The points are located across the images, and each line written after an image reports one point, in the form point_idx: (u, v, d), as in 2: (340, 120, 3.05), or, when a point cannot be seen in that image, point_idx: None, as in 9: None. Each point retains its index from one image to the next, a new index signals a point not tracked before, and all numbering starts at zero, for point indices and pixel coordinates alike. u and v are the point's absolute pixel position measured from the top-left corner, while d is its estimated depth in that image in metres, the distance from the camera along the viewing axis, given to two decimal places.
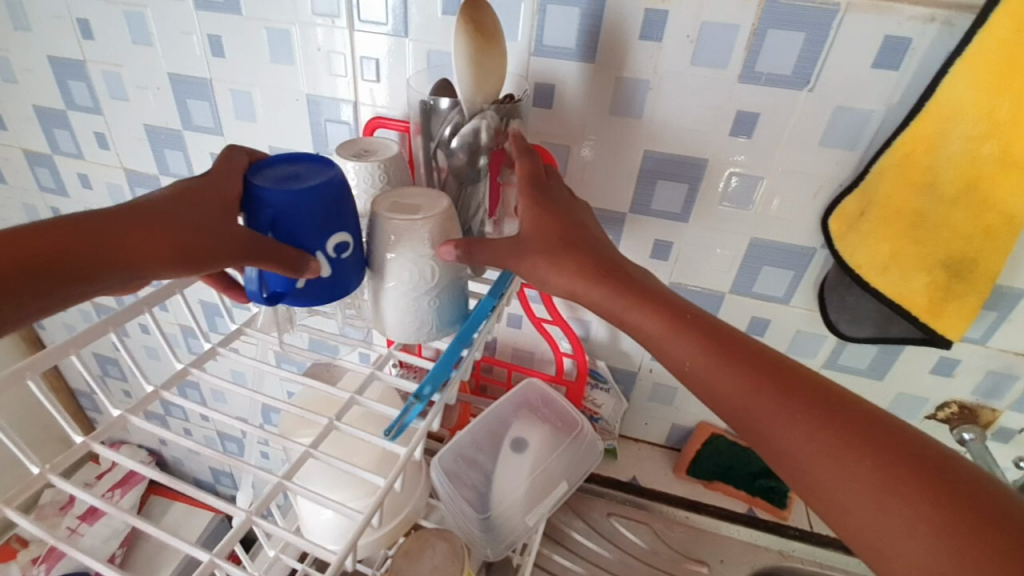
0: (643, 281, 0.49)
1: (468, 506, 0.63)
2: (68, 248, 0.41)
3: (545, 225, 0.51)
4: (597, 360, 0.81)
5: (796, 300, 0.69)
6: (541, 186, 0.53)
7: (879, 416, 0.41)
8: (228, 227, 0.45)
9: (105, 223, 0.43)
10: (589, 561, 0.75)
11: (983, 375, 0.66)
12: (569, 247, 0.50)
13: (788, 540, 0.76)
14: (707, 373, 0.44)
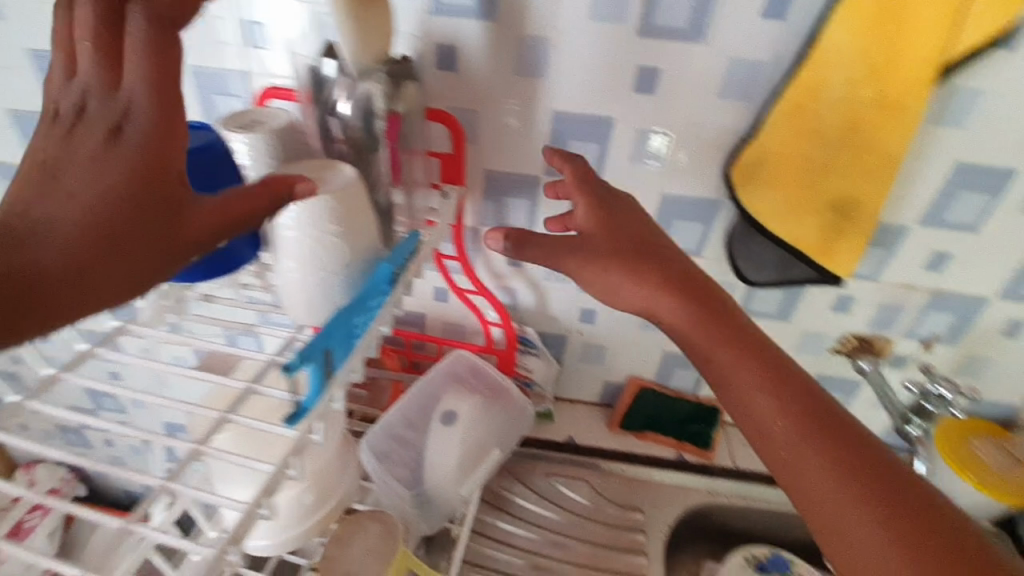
0: (720, 306, 0.52)
1: (400, 485, 0.64)
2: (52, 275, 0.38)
3: (612, 229, 0.53)
4: (525, 326, 0.81)
5: (709, 252, 0.71)
6: (602, 191, 0.55)
7: (904, 476, 0.46)
8: (198, 204, 0.41)
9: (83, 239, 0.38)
10: (531, 522, 0.77)
11: (876, 308, 0.71)
12: (645, 266, 0.52)
13: (714, 479, 0.81)
14: (738, 373, 0.50)
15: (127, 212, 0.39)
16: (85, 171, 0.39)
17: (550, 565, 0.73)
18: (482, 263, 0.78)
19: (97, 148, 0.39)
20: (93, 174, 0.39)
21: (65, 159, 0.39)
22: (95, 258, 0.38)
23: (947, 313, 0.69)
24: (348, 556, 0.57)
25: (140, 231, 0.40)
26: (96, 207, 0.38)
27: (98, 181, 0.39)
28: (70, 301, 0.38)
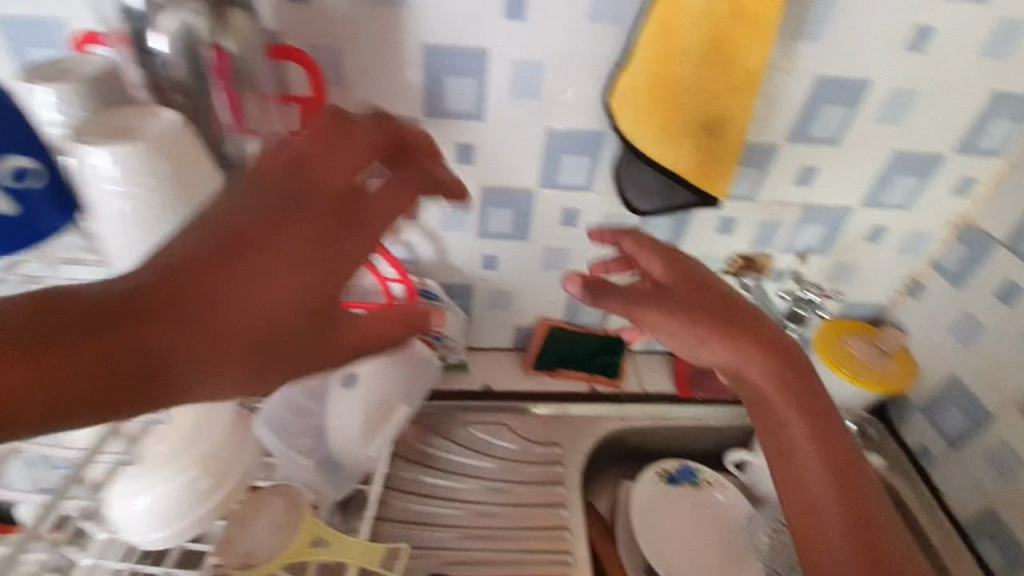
0: (785, 353, 0.57)
1: (303, 456, 0.61)
2: (177, 358, 0.37)
3: (686, 279, 0.56)
4: (427, 279, 0.79)
5: (599, 188, 0.71)
6: (689, 265, 0.57)
7: (885, 525, 0.55)
8: (353, 321, 0.45)
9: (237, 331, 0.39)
10: (459, 474, 0.78)
11: (757, 226, 0.74)
12: (735, 326, 0.55)
13: (624, 406, 0.85)
14: (797, 422, 0.56)
15: (279, 318, 0.41)
16: (280, 270, 0.41)
17: (483, 511, 0.75)
18: None
19: (272, 233, 0.42)
20: (278, 279, 0.41)
21: (256, 237, 0.42)
22: (208, 359, 0.38)
23: (817, 225, 0.74)
24: (250, 533, 0.55)
25: (253, 350, 0.40)
26: (240, 308, 0.40)
27: (283, 285, 0.41)
28: (130, 396, 0.36)
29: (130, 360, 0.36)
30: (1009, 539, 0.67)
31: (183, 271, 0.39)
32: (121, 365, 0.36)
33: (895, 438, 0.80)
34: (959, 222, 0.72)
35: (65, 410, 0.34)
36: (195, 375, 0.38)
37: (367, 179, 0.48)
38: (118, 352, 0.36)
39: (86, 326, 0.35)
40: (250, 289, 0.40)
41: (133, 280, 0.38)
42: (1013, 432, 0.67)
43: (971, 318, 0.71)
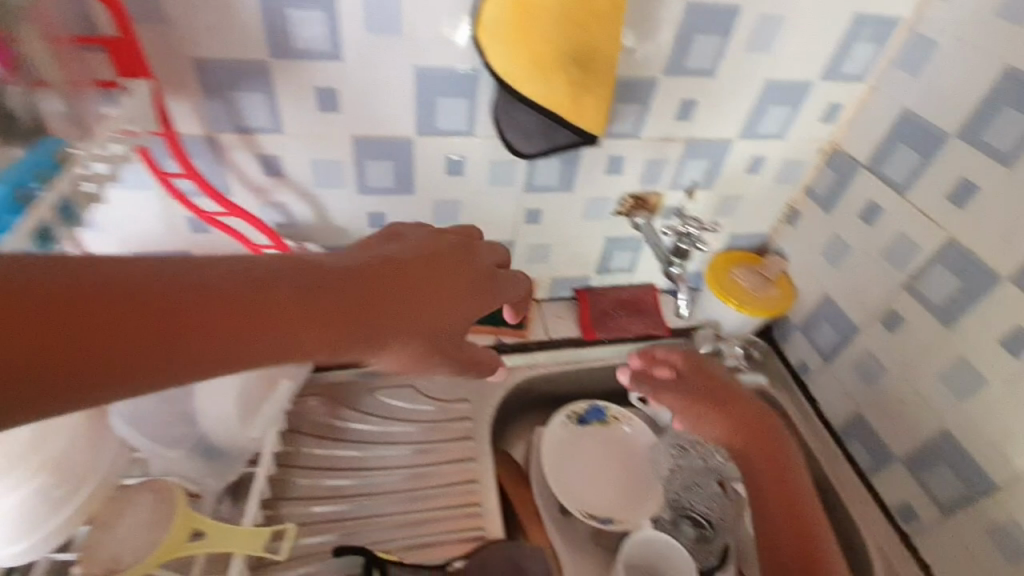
0: (774, 434, 0.66)
1: (172, 447, 0.56)
2: (252, 324, 0.32)
3: (703, 375, 0.70)
4: (309, 243, 0.72)
5: (480, 131, 0.65)
6: (717, 378, 0.70)
7: (812, 527, 0.61)
8: (446, 338, 0.41)
9: (345, 313, 0.36)
10: (366, 442, 0.75)
11: (643, 164, 0.74)
12: (722, 382, 0.68)
13: (532, 354, 0.85)
14: (756, 453, 0.65)
15: (354, 322, 0.36)
16: (409, 292, 0.39)
17: (392, 476, 0.73)
18: (233, 176, 0.65)
19: (388, 273, 0.39)
20: (405, 301, 0.39)
21: (405, 271, 0.40)
22: (321, 320, 0.34)
23: (701, 159, 0.75)
24: (114, 536, 0.50)
25: (320, 343, 0.34)
26: (292, 292, 0.34)
27: (416, 310, 0.39)
28: (254, 339, 0.32)
29: (223, 302, 0.31)
30: (871, 439, 0.72)
31: (367, 279, 0.38)
32: (214, 297, 0.31)
33: (778, 356, 0.87)
34: (828, 148, 0.75)
35: (80, 399, 0.28)
36: (244, 365, 0.32)
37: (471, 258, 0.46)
38: (161, 336, 0.29)
39: (133, 280, 0.30)
40: (314, 282, 0.35)
41: (347, 281, 0.37)
42: (872, 341, 0.71)
43: (840, 239, 0.75)
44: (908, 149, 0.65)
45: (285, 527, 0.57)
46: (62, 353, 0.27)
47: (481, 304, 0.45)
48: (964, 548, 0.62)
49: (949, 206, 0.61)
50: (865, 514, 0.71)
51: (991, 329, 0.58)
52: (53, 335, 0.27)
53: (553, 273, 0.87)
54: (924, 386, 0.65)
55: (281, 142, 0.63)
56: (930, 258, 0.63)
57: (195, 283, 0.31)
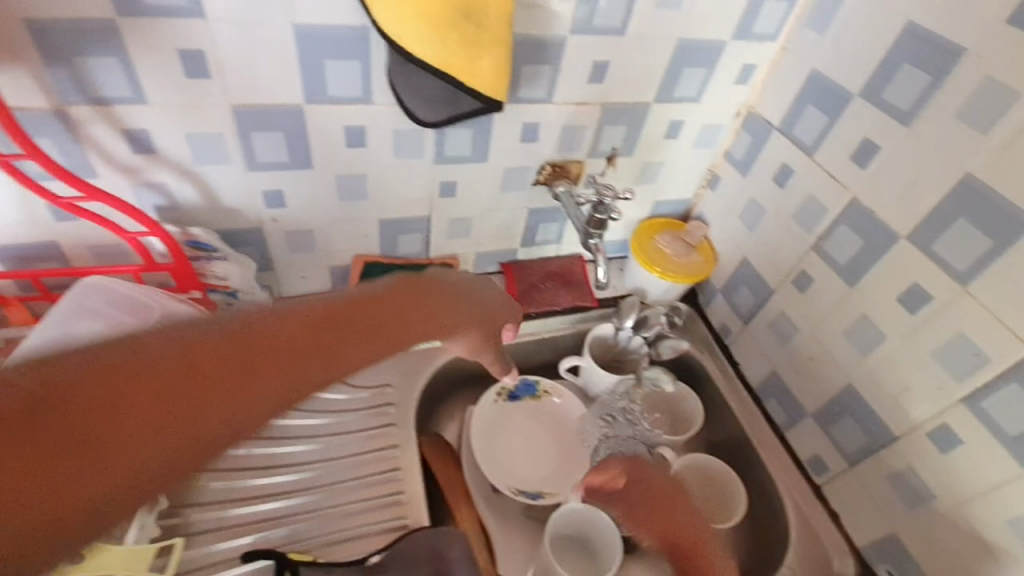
0: (691, 529, 0.56)
1: None
2: (358, 328, 0.42)
3: (633, 482, 0.65)
4: (193, 228, 0.65)
5: (378, 98, 0.60)
6: (642, 476, 0.65)
7: None
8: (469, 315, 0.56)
9: (407, 311, 0.47)
10: (281, 437, 0.71)
11: (560, 131, 0.71)
12: (660, 516, 0.59)
13: None
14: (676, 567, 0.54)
15: (407, 321, 0.46)
16: (431, 290, 0.52)
17: (311, 471, 0.69)
18: (95, 155, 0.57)
19: (409, 284, 0.50)
20: (434, 298, 0.51)
21: (427, 284, 0.52)
22: (399, 317, 0.46)
23: (619, 125, 0.72)
24: None
25: (402, 337, 0.45)
26: (347, 303, 0.43)
27: (443, 300, 0.52)
28: (366, 339, 0.42)
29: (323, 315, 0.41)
30: (786, 397, 0.75)
31: (403, 295, 0.47)
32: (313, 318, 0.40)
33: (702, 320, 0.88)
34: (743, 111, 0.75)
35: (226, 430, 0.33)
36: (350, 364, 0.40)
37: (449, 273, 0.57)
38: (275, 359, 0.36)
39: (255, 335, 0.36)
40: (374, 299, 0.44)
41: (396, 296, 0.46)
42: (786, 303, 0.73)
43: (756, 203, 0.75)
44: (815, 110, 0.65)
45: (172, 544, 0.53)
46: (209, 387, 0.33)
47: (481, 313, 0.57)
48: (865, 493, 0.65)
49: (853, 167, 0.62)
50: (780, 467, 0.74)
51: (889, 287, 0.59)
52: (211, 384, 0.33)
53: (477, 248, 0.83)
54: (832, 344, 0.67)
55: (147, 115, 0.55)
56: (836, 219, 0.64)
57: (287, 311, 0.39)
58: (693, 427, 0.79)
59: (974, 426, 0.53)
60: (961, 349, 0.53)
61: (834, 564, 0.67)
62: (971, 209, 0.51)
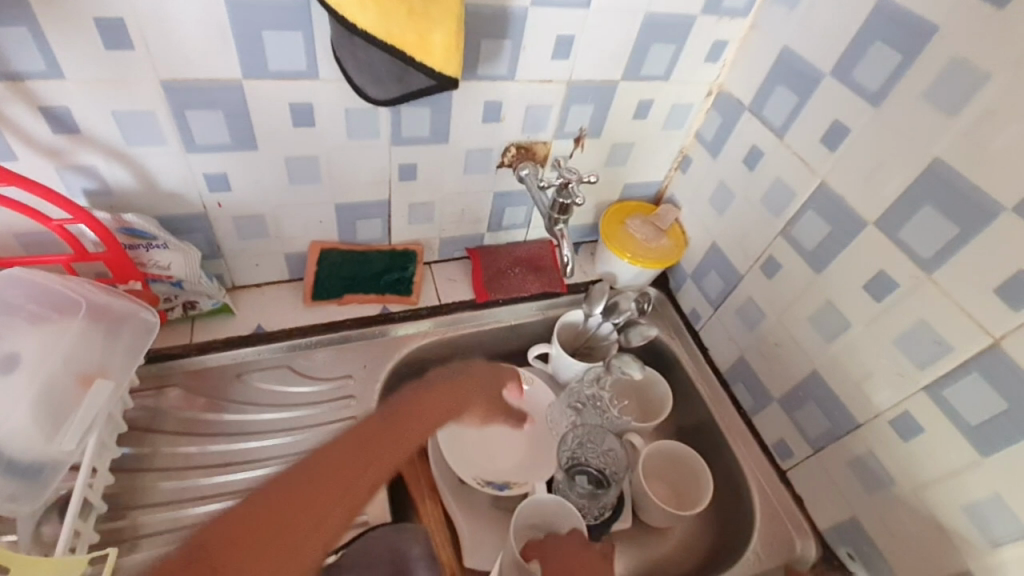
0: None
1: None
2: (372, 451, 0.57)
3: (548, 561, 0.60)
4: (127, 214, 0.59)
5: (325, 74, 0.56)
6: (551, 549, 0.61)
7: None
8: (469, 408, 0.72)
9: (408, 417, 0.62)
10: (239, 433, 0.68)
11: (524, 110, 0.67)
12: None
13: (422, 321, 0.80)
14: None
15: (412, 429, 0.61)
16: (437, 395, 0.67)
17: (270, 469, 0.67)
18: (11, 136, 0.52)
19: (416, 400, 0.65)
20: (434, 400, 0.66)
21: (426, 385, 0.67)
22: (401, 430, 0.61)
23: (586, 104, 0.69)
24: None
25: (401, 450, 0.59)
26: (352, 441, 0.58)
27: (439, 396, 0.67)
28: (373, 451, 0.57)
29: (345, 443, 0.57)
30: (753, 382, 0.75)
31: (405, 415, 0.62)
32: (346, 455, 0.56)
33: (672, 305, 0.87)
34: (714, 90, 0.72)
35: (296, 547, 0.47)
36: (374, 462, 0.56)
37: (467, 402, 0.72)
38: (329, 479, 0.53)
39: (303, 485, 0.52)
40: (391, 421, 0.61)
41: (401, 407, 0.63)
42: (754, 288, 0.72)
43: (726, 187, 0.73)
44: (786, 90, 0.63)
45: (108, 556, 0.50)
46: (283, 518, 0.49)
47: (480, 395, 0.73)
48: (828, 477, 0.66)
49: (822, 150, 0.60)
50: (747, 453, 0.74)
51: (855, 274, 0.58)
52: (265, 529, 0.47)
53: (441, 233, 0.80)
54: (797, 330, 0.66)
55: (66, 91, 0.50)
56: (804, 203, 0.63)
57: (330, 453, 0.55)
58: (662, 413, 0.78)
59: (935, 413, 0.53)
60: (923, 336, 0.53)
61: (796, 547, 0.67)
62: (937, 194, 0.50)
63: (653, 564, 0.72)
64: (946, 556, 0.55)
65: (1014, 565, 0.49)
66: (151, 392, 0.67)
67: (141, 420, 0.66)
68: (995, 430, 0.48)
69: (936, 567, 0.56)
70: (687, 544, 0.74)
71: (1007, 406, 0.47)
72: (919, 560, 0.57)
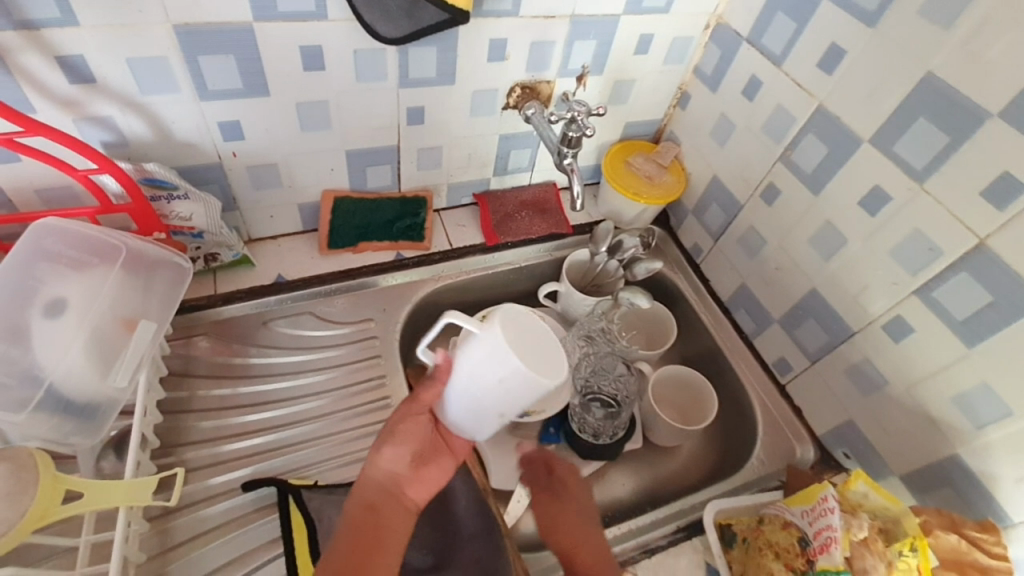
0: (585, 520, 0.64)
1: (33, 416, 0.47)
2: None
3: (558, 492, 0.69)
4: (149, 163, 0.60)
5: (333, 14, 0.56)
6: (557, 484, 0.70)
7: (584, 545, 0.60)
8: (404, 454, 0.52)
9: (352, 537, 0.48)
10: (269, 375, 0.71)
11: (528, 48, 0.68)
12: (571, 509, 0.66)
13: (435, 264, 0.82)
14: (575, 519, 0.64)
15: (413, 436, 0.53)
16: (369, 493, 0.51)
17: (302, 406, 0.70)
18: (27, 87, 0.52)
19: (352, 516, 0.49)
20: (370, 501, 0.50)
21: (358, 498, 0.50)
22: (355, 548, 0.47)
23: (588, 40, 0.70)
24: None
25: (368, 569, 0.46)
26: None
27: (365, 492, 0.51)
28: None
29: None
30: (754, 307, 0.79)
31: (354, 506, 0.50)
32: None
33: (674, 241, 0.90)
34: (712, 22, 0.73)
35: None
36: (407, 485, 0.52)
37: (399, 457, 0.52)
38: (371, 532, 0.48)
39: None
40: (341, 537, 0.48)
41: (390, 420, 0.54)
42: (755, 217, 0.75)
43: (727, 119, 0.75)
44: (785, 17, 0.64)
45: (175, 474, 0.58)
46: None
47: (406, 430, 0.53)
48: (826, 387, 0.71)
49: (820, 74, 0.62)
50: (748, 372, 0.79)
51: (853, 192, 0.61)
52: None
53: (449, 179, 0.82)
54: (797, 252, 0.70)
55: (79, 38, 0.50)
56: (803, 127, 0.65)
57: (351, 509, 0.50)
58: (668, 339, 0.83)
59: (926, 315, 0.57)
60: (917, 245, 0.56)
61: (797, 452, 0.73)
62: (931, 108, 0.52)
63: (664, 478, 0.78)
64: (935, 444, 0.60)
65: (999, 444, 0.54)
66: (180, 341, 0.70)
67: (174, 367, 0.68)
68: (982, 323, 0.53)
69: (925, 455, 0.61)
70: (693, 459, 0.80)
71: (993, 299, 0.52)
72: (912, 450, 0.63)
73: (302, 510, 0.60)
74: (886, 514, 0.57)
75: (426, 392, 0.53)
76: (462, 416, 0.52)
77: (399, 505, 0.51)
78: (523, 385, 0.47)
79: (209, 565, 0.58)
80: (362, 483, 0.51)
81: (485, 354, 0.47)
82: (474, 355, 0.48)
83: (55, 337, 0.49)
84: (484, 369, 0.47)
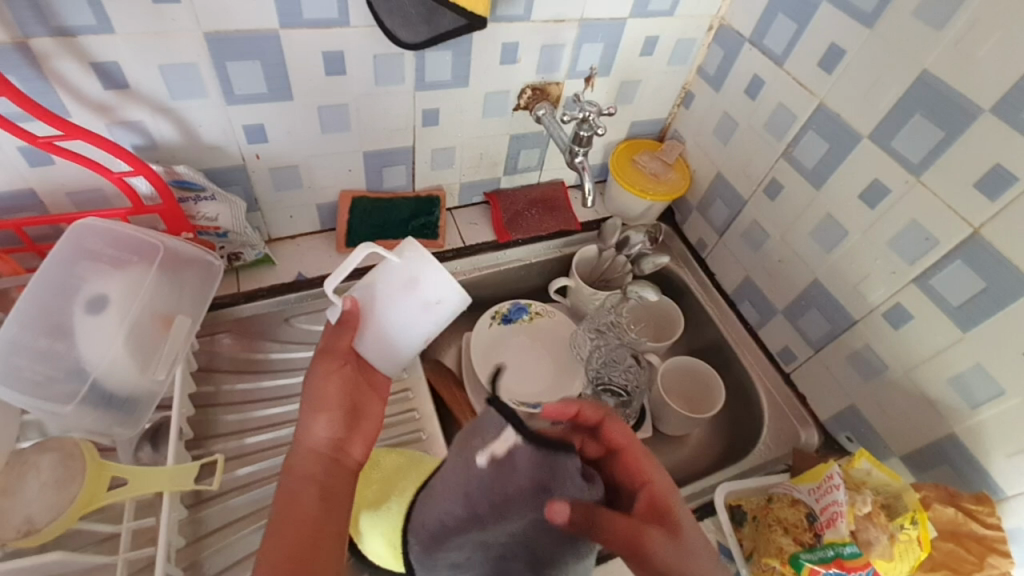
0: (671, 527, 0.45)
1: (78, 411, 0.50)
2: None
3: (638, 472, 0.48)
4: (177, 166, 0.63)
5: (356, 20, 0.59)
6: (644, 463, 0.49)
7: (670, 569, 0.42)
8: (331, 415, 0.54)
9: (294, 506, 0.47)
10: (291, 370, 0.74)
11: (539, 51, 0.71)
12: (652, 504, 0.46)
13: (448, 263, 0.85)
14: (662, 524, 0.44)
15: (336, 396, 0.55)
16: (304, 462, 0.51)
17: None
18: (63, 93, 0.54)
19: (290, 488, 0.49)
20: (305, 471, 0.50)
21: (295, 469, 0.50)
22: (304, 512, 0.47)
23: (595, 42, 0.72)
24: (27, 501, 0.47)
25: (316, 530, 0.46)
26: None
27: (300, 464, 0.51)
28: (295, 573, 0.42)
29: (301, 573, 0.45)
30: (759, 298, 0.82)
31: (292, 477, 0.50)
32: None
33: (679, 236, 0.93)
34: (715, 24, 0.76)
35: None
36: (347, 444, 0.53)
37: (326, 419, 0.53)
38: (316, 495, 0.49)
39: None
40: (285, 505, 0.47)
41: (308, 391, 0.55)
42: (759, 211, 0.78)
43: (730, 117, 0.78)
44: (786, 19, 0.67)
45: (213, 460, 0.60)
46: None
47: (330, 390, 0.55)
48: (829, 374, 0.74)
49: (820, 74, 0.65)
50: (752, 360, 0.82)
51: (853, 186, 0.64)
52: None
53: (462, 179, 0.85)
54: (800, 244, 0.73)
55: (114, 45, 0.53)
56: (804, 124, 0.68)
57: (286, 481, 0.50)
58: (673, 333, 0.86)
59: (923, 301, 0.60)
60: (913, 235, 0.59)
61: (802, 436, 0.76)
62: (925, 104, 0.55)
63: (675, 467, 0.80)
64: (934, 425, 0.63)
65: (992, 422, 0.57)
66: (204, 338, 0.72)
67: (199, 363, 0.70)
68: (974, 308, 0.56)
69: (924, 436, 0.64)
70: (700, 446, 0.83)
71: (986, 285, 0.54)
72: (913, 432, 0.65)
73: (408, 455, 0.61)
74: (888, 490, 0.60)
75: (339, 342, 0.57)
76: (384, 346, 0.61)
77: (342, 467, 0.52)
78: (450, 305, 0.60)
79: (238, 553, 0.60)
80: (295, 455, 0.52)
81: (417, 275, 0.59)
82: (409, 276, 0.59)
83: (99, 333, 0.51)
84: (420, 288, 0.59)
